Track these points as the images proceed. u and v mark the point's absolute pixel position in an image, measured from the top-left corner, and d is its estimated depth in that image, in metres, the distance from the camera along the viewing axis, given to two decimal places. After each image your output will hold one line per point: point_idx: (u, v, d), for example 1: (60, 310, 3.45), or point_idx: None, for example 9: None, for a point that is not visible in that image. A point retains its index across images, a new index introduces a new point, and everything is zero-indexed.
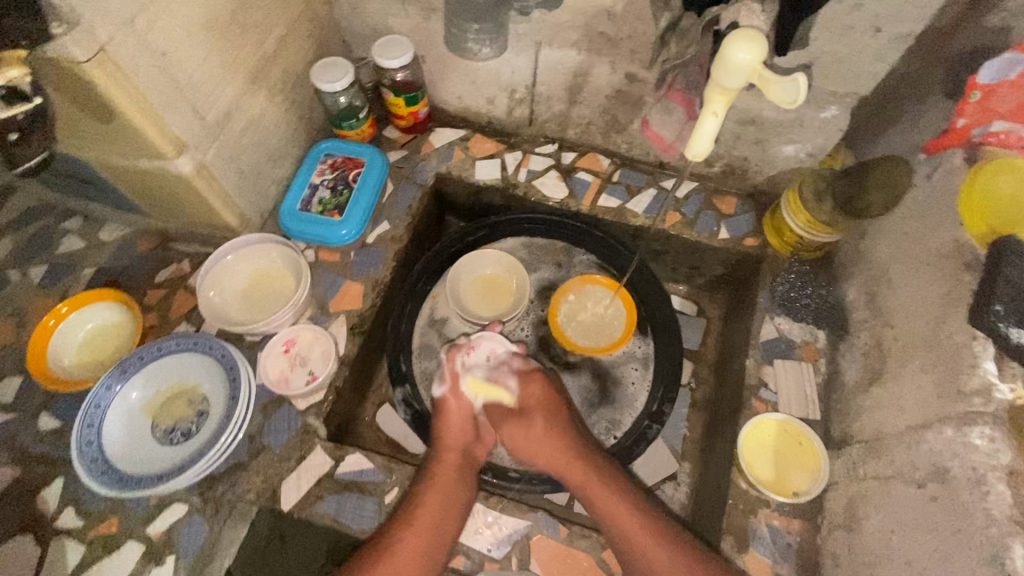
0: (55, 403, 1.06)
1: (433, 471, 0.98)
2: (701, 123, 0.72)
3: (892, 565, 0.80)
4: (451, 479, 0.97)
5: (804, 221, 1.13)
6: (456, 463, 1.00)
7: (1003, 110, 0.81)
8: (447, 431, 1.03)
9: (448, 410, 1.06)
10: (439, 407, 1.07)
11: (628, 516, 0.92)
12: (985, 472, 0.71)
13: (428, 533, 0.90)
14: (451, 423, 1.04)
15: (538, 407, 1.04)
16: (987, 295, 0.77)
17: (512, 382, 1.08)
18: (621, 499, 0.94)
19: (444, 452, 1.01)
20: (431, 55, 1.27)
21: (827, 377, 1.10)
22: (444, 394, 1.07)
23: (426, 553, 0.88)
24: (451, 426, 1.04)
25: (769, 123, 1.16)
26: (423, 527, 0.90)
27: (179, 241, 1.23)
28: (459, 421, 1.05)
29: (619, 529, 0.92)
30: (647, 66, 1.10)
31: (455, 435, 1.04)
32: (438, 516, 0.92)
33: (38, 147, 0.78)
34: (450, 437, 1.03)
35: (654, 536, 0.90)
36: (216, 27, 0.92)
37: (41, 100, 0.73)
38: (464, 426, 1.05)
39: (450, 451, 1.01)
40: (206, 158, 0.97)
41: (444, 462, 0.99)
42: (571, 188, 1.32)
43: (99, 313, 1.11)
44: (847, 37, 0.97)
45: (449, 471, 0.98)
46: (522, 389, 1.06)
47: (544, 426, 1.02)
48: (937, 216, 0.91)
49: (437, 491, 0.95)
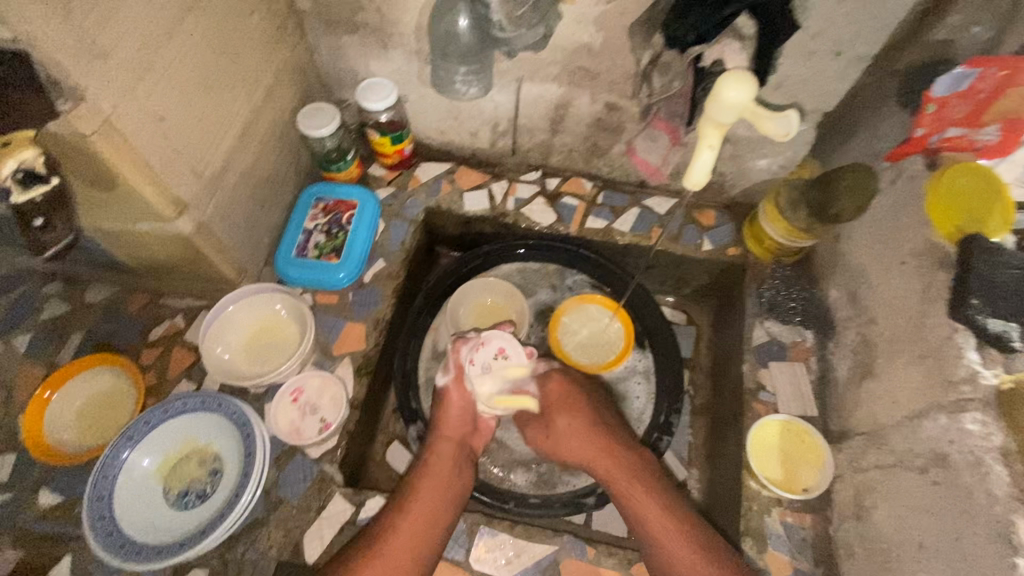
0: (55, 477, 1.01)
1: (430, 461, 1.05)
2: (698, 156, 0.78)
3: (905, 549, 0.86)
4: (447, 467, 1.05)
5: (783, 230, 1.20)
6: (451, 451, 1.08)
7: (956, 118, 0.90)
8: (446, 419, 1.10)
9: (449, 400, 1.11)
10: (440, 397, 1.13)
11: (641, 498, 1.01)
12: (982, 454, 0.77)
13: (428, 513, 0.97)
14: (451, 412, 1.11)
15: (560, 402, 1.13)
16: (961, 292, 0.82)
17: (534, 388, 1.14)
18: (639, 486, 1.02)
19: (439, 442, 1.08)
20: (413, 94, 1.29)
21: (820, 375, 1.16)
22: (447, 384, 1.12)
23: (422, 532, 0.94)
24: (450, 418, 1.10)
25: (741, 140, 1.24)
26: (423, 510, 0.97)
27: (171, 296, 1.20)
28: (459, 411, 1.11)
29: (632, 509, 1.01)
30: (626, 96, 1.16)
31: (453, 426, 1.10)
32: (433, 500, 0.99)
33: (63, 232, 0.85)
34: (448, 427, 1.10)
35: (660, 512, 0.98)
36: (207, 87, 0.93)
37: (57, 181, 0.78)
38: (465, 417, 1.11)
39: (445, 440, 1.08)
40: (204, 216, 0.99)
41: (441, 452, 1.07)
42: (559, 213, 1.36)
43: (96, 380, 1.09)
44: (809, 60, 1.05)
45: (444, 461, 1.06)
46: (542, 391, 1.14)
47: (567, 423, 1.11)
48: (907, 219, 0.99)
49: (432, 478, 1.02)
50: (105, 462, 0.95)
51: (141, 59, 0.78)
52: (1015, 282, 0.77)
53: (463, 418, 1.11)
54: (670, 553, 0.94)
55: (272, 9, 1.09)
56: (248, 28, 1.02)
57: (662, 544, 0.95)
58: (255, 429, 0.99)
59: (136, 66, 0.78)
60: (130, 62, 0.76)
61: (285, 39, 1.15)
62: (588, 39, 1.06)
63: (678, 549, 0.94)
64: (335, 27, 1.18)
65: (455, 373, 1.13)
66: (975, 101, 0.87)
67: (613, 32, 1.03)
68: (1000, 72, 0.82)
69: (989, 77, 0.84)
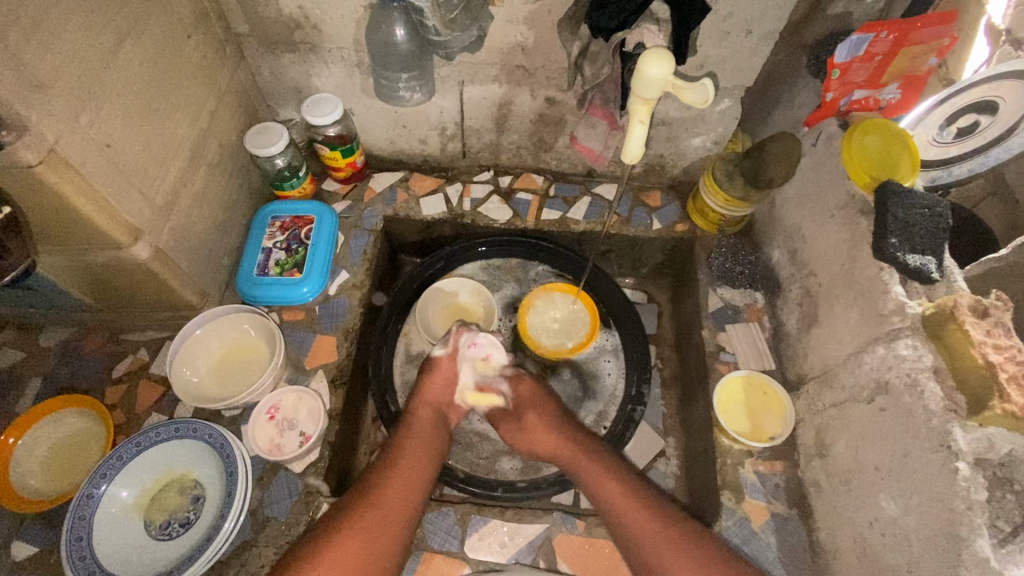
0: (28, 526, 0.98)
1: (412, 425, 1.06)
2: (631, 130, 0.86)
3: (864, 475, 0.92)
4: (428, 430, 1.05)
5: (722, 200, 1.27)
6: (432, 416, 1.08)
7: (861, 81, 1.04)
8: (429, 389, 1.12)
9: (437, 370, 1.14)
10: (431, 366, 1.14)
11: (607, 475, 0.98)
12: (917, 375, 0.84)
13: (410, 472, 0.96)
14: (434, 379, 1.13)
15: (529, 402, 1.12)
16: (882, 233, 0.91)
17: (504, 386, 1.16)
18: (603, 463, 1.00)
19: (420, 407, 1.09)
20: (359, 107, 1.32)
21: (773, 331, 1.24)
22: (441, 356, 1.15)
23: (404, 490, 0.93)
24: (432, 385, 1.12)
25: (676, 122, 1.32)
26: (404, 473, 0.95)
27: (132, 330, 1.18)
28: (445, 382, 1.13)
29: (594, 489, 0.97)
30: (564, 89, 1.22)
31: (436, 392, 1.12)
32: (417, 461, 0.99)
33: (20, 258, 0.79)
34: (431, 393, 1.11)
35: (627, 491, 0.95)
36: (150, 113, 0.94)
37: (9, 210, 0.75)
38: (447, 389, 1.13)
39: (426, 405, 1.09)
40: (160, 241, 0.99)
41: (421, 416, 1.07)
42: (514, 209, 1.41)
43: (61, 423, 1.06)
44: (726, 40, 1.13)
45: (426, 424, 1.06)
46: (512, 390, 1.15)
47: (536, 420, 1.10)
48: (829, 176, 1.08)
49: (414, 441, 1.02)
50: (80, 501, 0.93)
51: (81, 86, 0.79)
52: (923, 221, 0.89)
53: (447, 387, 1.13)
54: (638, 528, 0.90)
55: (208, 34, 1.10)
56: (186, 53, 1.03)
57: (632, 521, 0.91)
58: (234, 448, 0.98)
59: (77, 94, 0.79)
60: (70, 89, 0.77)
61: (224, 62, 1.16)
62: (521, 37, 1.12)
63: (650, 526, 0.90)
64: (275, 48, 1.20)
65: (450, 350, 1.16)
66: (874, 63, 1.00)
67: (543, 29, 1.09)
68: (890, 35, 0.95)
69: (881, 40, 0.97)
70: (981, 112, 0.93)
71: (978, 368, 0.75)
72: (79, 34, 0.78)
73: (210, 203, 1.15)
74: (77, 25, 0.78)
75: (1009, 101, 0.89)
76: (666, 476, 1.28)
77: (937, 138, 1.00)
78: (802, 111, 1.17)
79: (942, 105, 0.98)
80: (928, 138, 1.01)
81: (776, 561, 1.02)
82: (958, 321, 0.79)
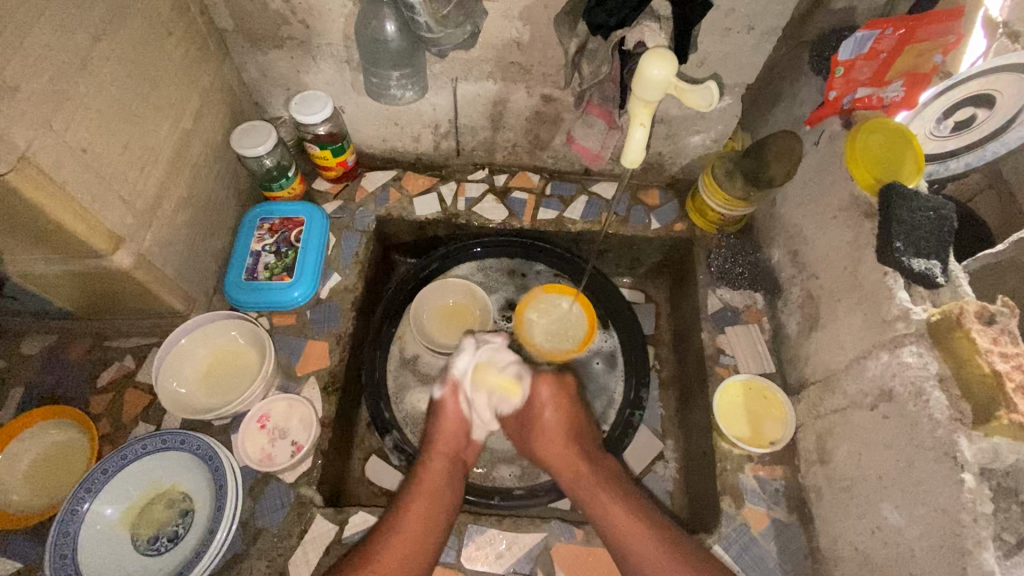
0: (9, 544, 0.95)
1: (423, 478, 1.00)
2: (632, 133, 0.83)
3: (866, 482, 0.91)
4: (439, 483, 1.00)
5: (721, 200, 1.24)
6: (444, 467, 1.03)
7: (864, 78, 1.00)
8: (440, 435, 1.06)
9: (446, 412, 1.08)
10: (436, 410, 1.09)
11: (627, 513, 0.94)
12: (922, 383, 0.82)
13: (416, 538, 0.91)
14: (444, 426, 1.07)
15: (556, 403, 1.09)
16: (886, 237, 0.88)
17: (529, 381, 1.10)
18: (623, 499, 0.97)
19: (432, 458, 1.04)
20: (349, 104, 1.28)
21: (774, 333, 1.22)
22: (442, 396, 1.09)
23: (407, 559, 0.88)
24: (444, 432, 1.07)
25: (676, 120, 1.28)
26: (405, 542, 0.90)
27: (117, 337, 1.15)
28: (453, 425, 1.08)
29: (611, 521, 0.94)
30: (560, 87, 1.19)
31: (448, 440, 1.06)
32: (424, 523, 0.93)
33: None
34: (442, 441, 1.06)
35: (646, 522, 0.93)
36: (129, 114, 0.91)
37: None
38: (459, 429, 1.08)
39: (440, 456, 1.04)
40: (143, 247, 0.97)
41: (432, 468, 1.02)
42: (510, 209, 1.38)
43: (44, 434, 1.03)
44: (727, 37, 1.10)
45: (436, 476, 1.01)
46: (534, 387, 1.09)
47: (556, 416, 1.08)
48: (832, 176, 1.06)
49: (420, 502, 0.96)
50: (64, 517, 0.91)
51: (53, 90, 0.76)
52: (928, 223, 0.87)
53: (458, 433, 1.08)
54: (640, 548, 0.90)
55: (190, 30, 1.06)
56: (167, 51, 1.00)
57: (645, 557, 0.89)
58: (222, 460, 0.96)
59: (47, 99, 0.75)
60: (40, 92, 0.74)
61: (207, 59, 1.12)
62: (516, 33, 1.09)
63: (653, 549, 0.90)
64: (261, 43, 1.15)
65: (453, 385, 1.10)
66: (878, 60, 0.96)
67: (539, 25, 1.06)
68: (896, 32, 0.92)
69: (887, 37, 0.93)
70: (978, 105, 0.94)
71: (985, 378, 0.74)
72: (47, 35, 0.75)
73: (194, 207, 1.11)
74: (47, 24, 0.75)
75: (1006, 95, 0.91)
76: (664, 479, 1.27)
77: (935, 131, 1.00)
78: (805, 108, 1.14)
79: (939, 97, 0.97)
80: (925, 132, 1.00)
81: (775, 567, 1.01)
82: (964, 329, 0.76)
